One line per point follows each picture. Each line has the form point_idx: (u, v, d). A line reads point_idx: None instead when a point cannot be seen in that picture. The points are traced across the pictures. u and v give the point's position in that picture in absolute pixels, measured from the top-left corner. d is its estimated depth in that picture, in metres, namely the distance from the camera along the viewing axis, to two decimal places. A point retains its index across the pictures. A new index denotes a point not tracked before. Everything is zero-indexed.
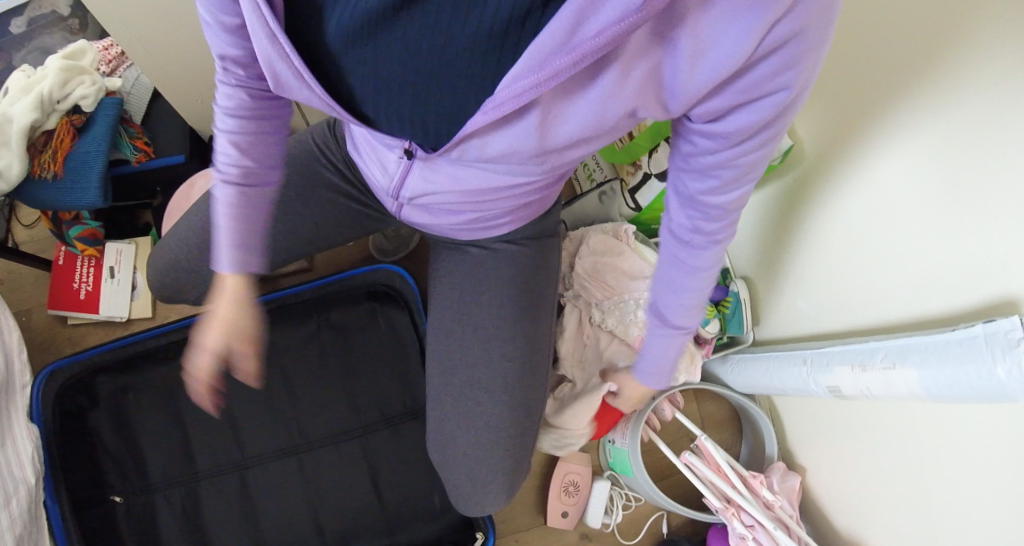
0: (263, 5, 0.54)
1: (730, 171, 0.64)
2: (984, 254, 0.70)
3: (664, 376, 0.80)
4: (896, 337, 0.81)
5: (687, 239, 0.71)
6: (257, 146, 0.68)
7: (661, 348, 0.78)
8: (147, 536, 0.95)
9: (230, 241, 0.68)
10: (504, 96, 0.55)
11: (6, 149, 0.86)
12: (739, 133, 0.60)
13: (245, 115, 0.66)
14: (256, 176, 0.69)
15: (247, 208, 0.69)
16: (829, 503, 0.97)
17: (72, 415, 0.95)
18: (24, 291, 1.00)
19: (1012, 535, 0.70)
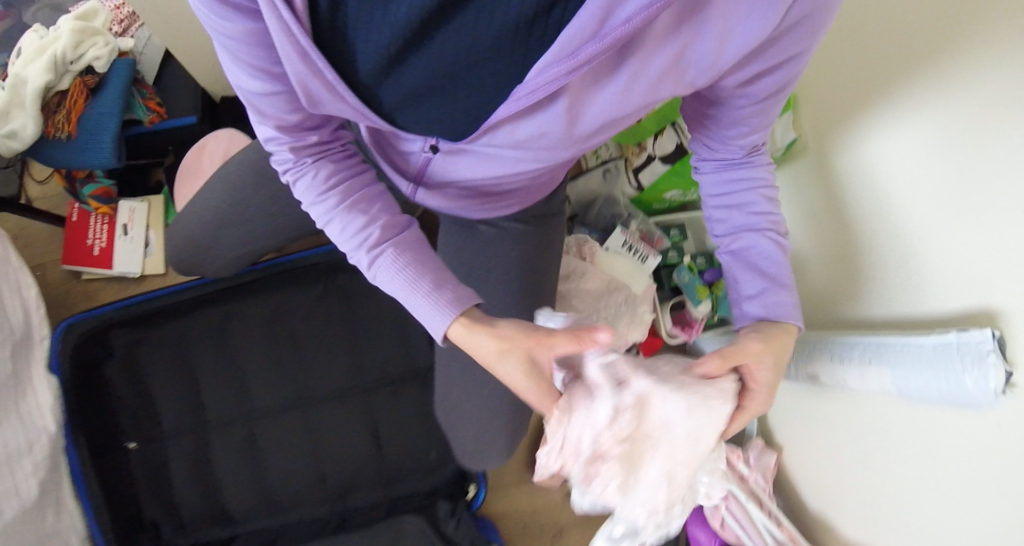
0: (296, 28, 0.59)
1: (763, 118, 0.74)
2: (969, 262, 0.76)
3: (785, 291, 0.73)
4: (875, 335, 0.88)
5: (733, 153, 0.77)
6: (370, 202, 0.73)
7: (770, 266, 0.75)
8: (160, 481, 1.00)
9: (427, 291, 0.67)
10: (536, 83, 0.63)
11: (21, 110, 0.87)
12: (769, 90, 0.70)
13: (338, 185, 0.73)
14: (391, 220, 0.72)
15: (413, 254, 0.70)
16: (802, 478, 1.04)
17: (88, 366, 0.99)
18: (37, 246, 1.02)
19: (977, 520, 0.77)
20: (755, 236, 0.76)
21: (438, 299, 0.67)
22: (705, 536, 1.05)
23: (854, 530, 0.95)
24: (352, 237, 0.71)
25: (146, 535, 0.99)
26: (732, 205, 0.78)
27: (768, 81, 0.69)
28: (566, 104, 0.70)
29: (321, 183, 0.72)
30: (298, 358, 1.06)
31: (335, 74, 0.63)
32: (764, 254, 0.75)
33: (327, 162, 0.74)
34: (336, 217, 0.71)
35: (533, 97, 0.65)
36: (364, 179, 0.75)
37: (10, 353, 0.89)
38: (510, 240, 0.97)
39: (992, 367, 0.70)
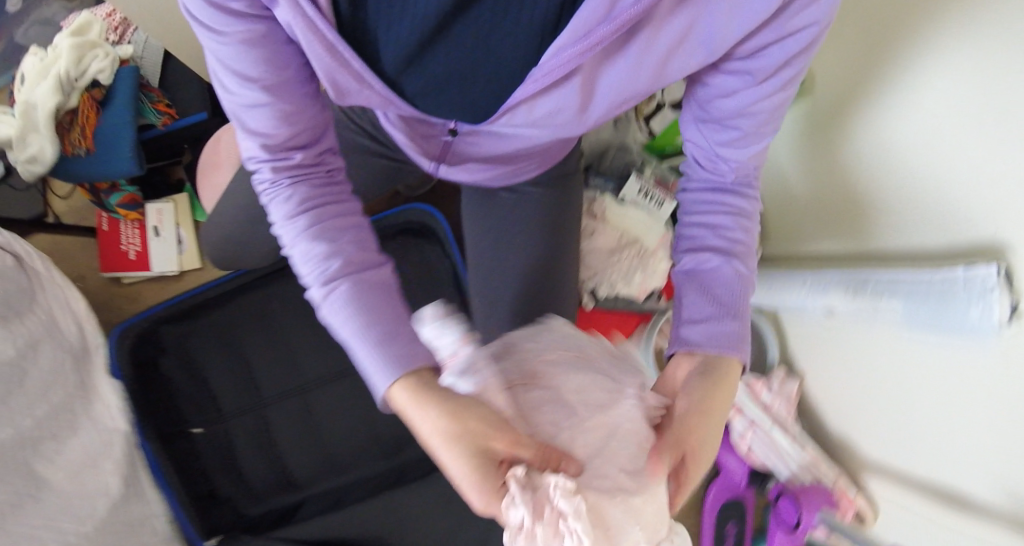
0: (320, 22, 0.61)
1: (756, 121, 0.69)
2: (980, 198, 0.79)
3: (730, 324, 0.66)
4: (883, 268, 0.91)
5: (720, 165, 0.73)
6: (340, 231, 0.67)
7: (724, 292, 0.68)
8: (229, 461, 1.07)
9: (377, 340, 0.61)
10: (552, 64, 0.64)
11: (37, 133, 0.88)
12: (763, 78, 0.67)
13: (308, 211, 0.68)
14: (358, 259, 0.66)
15: (369, 295, 0.64)
16: (824, 401, 1.10)
17: (145, 363, 1.05)
18: (75, 257, 1.06)
19: (988, 427, 0.83)
20: (716, 255, 0.70)
21: (390, 352, 0.60)
22: (736, 464, 1.08)
23: (875, 447, 1.02)
24: (309, 267, 0.65)
25: (223, 509, 1.06)
26: (707, 221, 0.73)
27: (761, 66, 0.66)
28: (581, 84, 0.70)
29: (290, 206, 0.68)
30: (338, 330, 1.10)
31: (361, 63, 0.65)
32: (723, 282, 0.69)
33: (304, 183, 0.70)
34: (297, 242, 0.66)
35: (550, 78, 0.66)
36: (343, 208, 0.70)
37: (74, 370, 0.96)
38: (531, 203, 0.97)
39: (996, 300, 0.75)
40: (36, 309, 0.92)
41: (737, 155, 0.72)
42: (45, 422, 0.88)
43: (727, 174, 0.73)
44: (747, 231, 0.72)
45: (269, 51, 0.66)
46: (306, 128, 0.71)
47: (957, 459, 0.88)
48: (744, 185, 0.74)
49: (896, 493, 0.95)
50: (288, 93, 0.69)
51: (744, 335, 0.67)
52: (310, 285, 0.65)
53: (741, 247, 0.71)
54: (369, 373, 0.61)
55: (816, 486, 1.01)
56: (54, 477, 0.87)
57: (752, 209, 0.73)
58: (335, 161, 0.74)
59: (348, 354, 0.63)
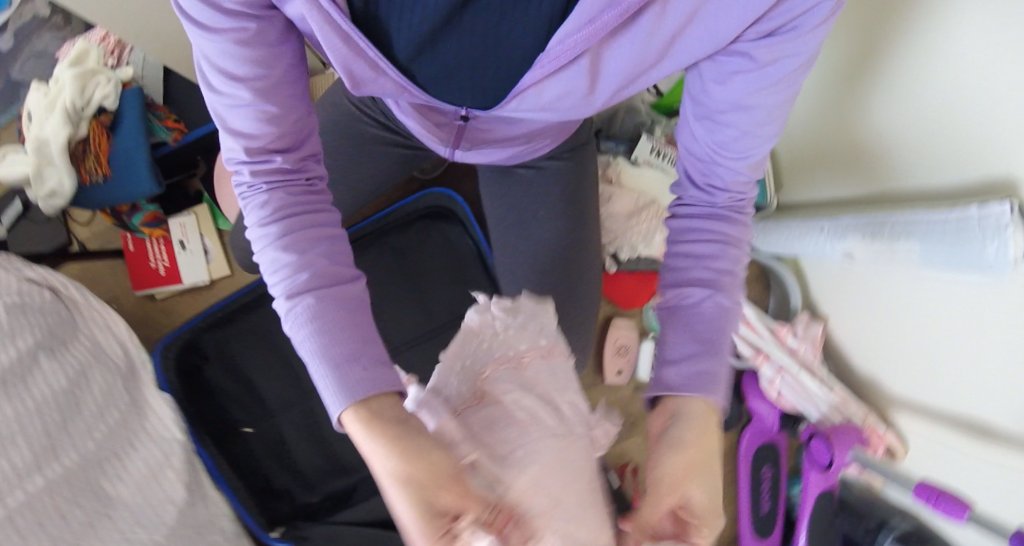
0: (333, 13, 0.60)
1: (756, 115, 0.65)
2: (998, 138, 0.81)
3: (709, 368, 0.64)
4: (900, 210, 0.92)
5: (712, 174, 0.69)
6: (313, 243, 0.63)
7: (705, 330, 0.65)
8: (282, 453, 1.11)
9: (340, 362, 0.58)
10: (559, 49, 0.63)
11: (53, 166, 0.90)
12: (766, 66, 0.63)
13: (281, 220, 0.63)
14: (328, 276, 0.62)
15: (337, 314, 0.60)
16: (848, 343, 1.13)
17: (190, 372, 1.09)
18: (104, 279, 1.08)
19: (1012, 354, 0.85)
20: (701, 288, 0.66)
21: (350, 377, 0.57)
22: (767, 409, 1.11)
23: (901, 386, 1.05)
24: (277, 279, 0.61)
25: (283, 500, 1.11)
26: (694, 245, 0.68)
27: (764, 52, 0.62)
28: (589, 65, 0.66)
29: (260, 214, 0.63)
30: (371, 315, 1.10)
31: (376, 50, 0.64)
32: (704, 320, 0.65)
33: (280, 189, 0.65)
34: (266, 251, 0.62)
35: (559, 62, 0.65)
36: (319, 219, 0.65)
37: (125, 386, 1.00)
38: (550, 178, 0.94)
39: (1010, 237, 0.77)
40: (82, 337, 0.98)
41: (737, 157, 0.68)
42: (105, 442, 0.94)
43: (724, 182, 0.69)
44: (733, 257, 0.68)
45: (264, 51, 0.63)
46: (289, 131, 0.66)
47: (981, 391, 0.91)
48: (737, 193, 0.69)
49: (920, 425, 0.99)
50: (277, 94, 0.65)
51: (722, 378, 0.65)
52: (277, 296, 0.61)
53: (725, 276, 0.67)
54: (325, 395, 0.58)
55: (845, 425, 1.04)
56: (121, 493, 0.92)
57: (740, 234, 0.69)
58: (316, 167, 0.69)
59: (311, 375, 0.59)
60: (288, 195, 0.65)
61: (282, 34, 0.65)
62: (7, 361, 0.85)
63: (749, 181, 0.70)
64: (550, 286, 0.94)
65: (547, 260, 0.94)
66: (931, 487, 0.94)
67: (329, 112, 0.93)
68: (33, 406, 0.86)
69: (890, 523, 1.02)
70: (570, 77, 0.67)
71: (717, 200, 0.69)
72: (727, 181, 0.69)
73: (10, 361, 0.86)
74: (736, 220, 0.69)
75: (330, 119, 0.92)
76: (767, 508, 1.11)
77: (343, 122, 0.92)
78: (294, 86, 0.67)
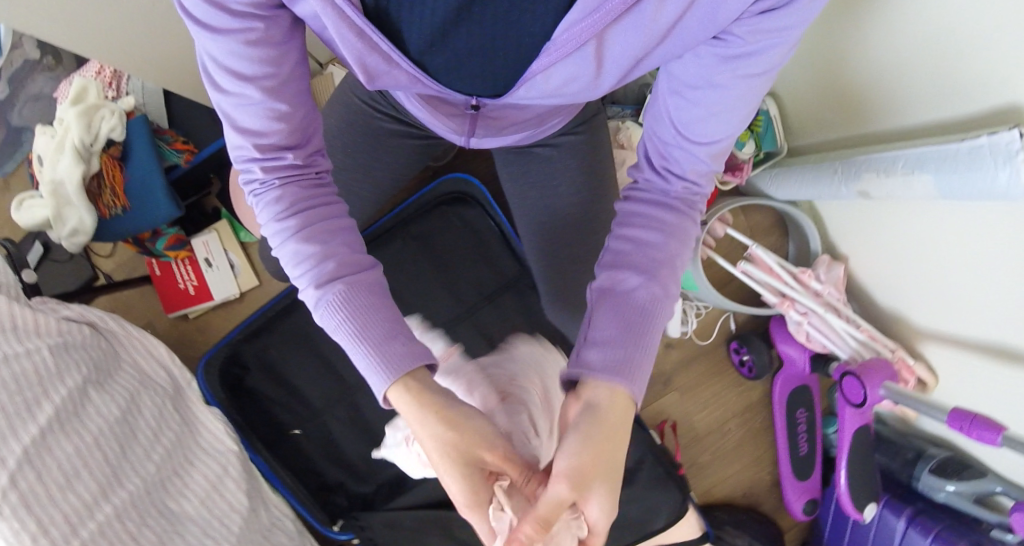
0: (348, 8, 0.60)
1: (724, 104, 0.65)
2: (1002, 65, 0.79)
3: (633, 361, 0.62)
4: (913, 145, 0.92)
5: (672, 154, 0.70)
6: (332, 234, 0.65)
7: (633, 315, 0.64)
8: (332, 449, 1.14)
9: (377, 341, 0.61)
10: (564, 37, 0.62)
11: (73, 205, 0.93)
12: (743, 56, 0.62)
13: (300, 212, 0.65)
14: (351, 264, 0.64)
15: (365, 298, 0.62)
16: (870, 282, 1.15)
17: (234, 385, 1.12)
18: (137, 305, 1.11)
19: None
20: (636, 274, 0.66)
21: (389, 356, 0.60)
22: (797, 353, 1.14)
23: (925, 318, 1.06)
24: (300, 270, 0.63)
25: (339, 493, 1.15)
26: (640, 225, 0.69)
27: (743, 43, 0.62)
28: (596, 52, 0.64)
29: (276, 210, 0.65)
30: (402, 305, 1.11)
31: (390, 44, 0.64)
32: (634, 307, 0.64)
33: (292, 184, 0.66)
34: (286, 244, 0.64)
35: (565, 51, 0.64)
36: (332, 211, 0.67)
37: (174, 406, 1.03)
38: (567, 154, 0.93)
39: (1021, 163, 0.76)
40: (127, 367, 1.01)
41: (703, 141, 0.68)
42: (165, 463, 0.95)
43: (682, 167, 0.70)
44: (674, 247, 0.68)
45: (271, 51, 0.62)
46: (297, 127, 0.67)
47: (1002, 316, 0.91)
48: (689, 179, 0.70)
49: (953, 353, 1.02)
50: (284, 92, 0.65)
51: (644, 373, 0.63)
52: (302, 285, 0.63)
53: (663, 265, 0.67)
54: (365, 372, 0.61)
55: (874, 360, 1.05)
56: (187, 510, 0.94)
57: (686, 226, 0.69)
58: (321, 160, 0.70)
59: (346, 355, 0.62)
60: (300, 191, 0.66)
61: (286, 33, 0.64)
62: (59, 399, 0.86)
63: (705, 171, 0.70)
64: (579, 259, 0.96)
65: (574, 237, 0.95)
66: (965, 412, 0.92)
67: (340, 113, 0.92)
68: (91, 439, 0.87)
69: (927, 452, 1.06)
70: (577, 64, 0.66)
71: (671, 184, 0.70)
72: (685, 167, 0.69)
73: (63, 400, 0.86)
74: (686, 211, 0.70)
75: (342, 120, 0.92)
76: (806, 450, 1.15)
77: (354, 123, 0.92)
78: (299, 82, 0.67)
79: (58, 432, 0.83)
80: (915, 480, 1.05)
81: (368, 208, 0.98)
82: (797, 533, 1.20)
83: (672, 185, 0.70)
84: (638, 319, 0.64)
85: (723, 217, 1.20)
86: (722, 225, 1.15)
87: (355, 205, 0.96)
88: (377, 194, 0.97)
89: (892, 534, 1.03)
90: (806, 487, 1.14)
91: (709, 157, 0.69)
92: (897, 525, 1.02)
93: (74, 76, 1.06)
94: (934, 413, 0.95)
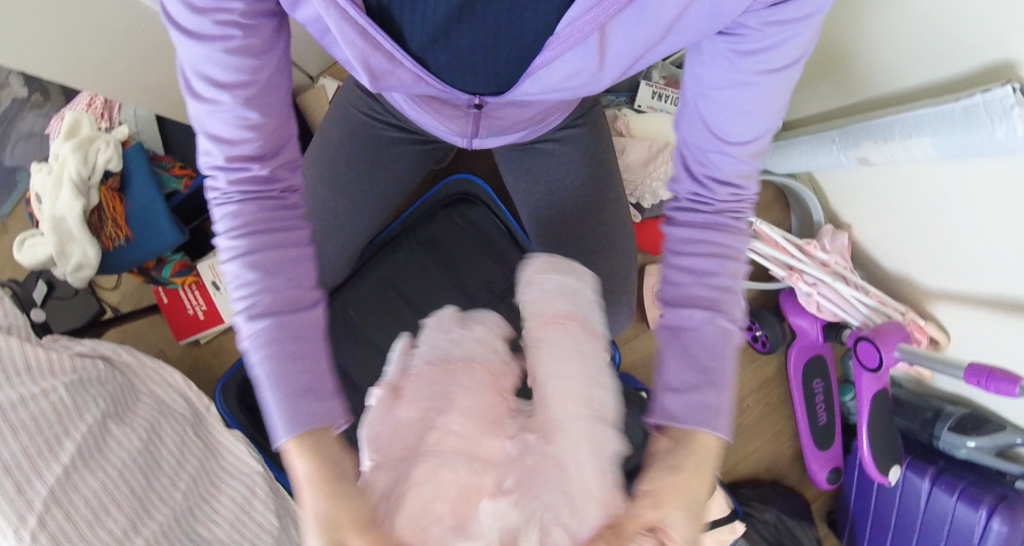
0: (350, 10, 0.60)
1: (754, 103, 0.63)
2: (990, 21, 0.80)
3: (712, 405, 0.59)
4: (909, 109, 0.93)
5: (707, 155, 0.67)
6: (278, 266, 0.62)
7: (703, 356, 0.61)
8: None
9: (289, 393, 0.58)
10: (568, 31, 0.62)
11: (76, 240, 0.93)
12: (766, 50, 0.60)
13: (251, 235, 0.62)
14: (290, 301, 0.61)
15: (292, 344, 0.60)
16: (875, 248, 1.16)
17: (254, 406, 1.11)
18: (147, 335, 1.11)
19: None
20: (699, 309, 0.62)
21: (294, 409, 0.58)
22: (809, 324, 1.15)
23: (931, 279, 1.07)
24: (238, 294, 0.61)
25: None
26: (694, 249, 0.65)
27: (767, 36, 0.60)
28: (599, 44, 0.64)
29: (230, 226, 0.62)
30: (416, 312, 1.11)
31: (393, 43, 0.64)
32: (702, 345, 0.61)
33: (253, 201, 0.63)
34: (231, 264, 0.61)
35: (568, 44, 0.63)
36: (287, 238, 0.63)
37: (195, 431, 1.02)
38: (570, 147, 0.94)
39: (1017, 118, 0.77)
40: (144, 397, 1.00)
41: (738, 138, 0.65)
42: (191, 490, 0.95)
43: (724, 173, 0.66)
44: (733, 271, 0.64)
45: (251, 60, 0.61)
46: (270, 139, 0.64)
47: (1009, 270, 0.92)
48: (732, 188, 0.66)
49: (963, 310, 1.03)
50: (263, 102, 0.63)
51: (726, 409, 0.60)
52: (235, 308, 0.61)
53: (725, 292, 0.63)
54: (270, 416, 0.59)
55: (886, 324, 1.05)
56: (218, 534, 0.94)
57: (739, 242, 0.66)
58: (289, 175, 0.67)
59: (258, 393, 0.60)
60: (260, 211, 0.62)
61: (269, 42, 0.62)
62: (80, 436, 0.85)
63: (746, 176, 0.67)
64: (591, 250, 0.95)
65: (583, 227, 0.95)
66: (982, 368, 0.93)
67: (341, 125, 0.93)
68: (116, 472, 0.87)
69: (945, 411, 1.07)
70: (581, 58, 0.66)
71: (714, 193, 0.66)
72: (726, 174, 0.66)
73: (84, 436, 0.86)
74: (734, 225, 0.66)
75: (343, 132, 0.92)
76: (825, 420, 1.17)
77: (355, 133, 0.92)
78: (279, 91, 0.65)
79: (82, 468, 0.83)
80: (935, 439, 1.07)
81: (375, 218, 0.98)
82: (823, 502, 1.23)
83: (715, 195, 0.67)
84: (709, 361, 0.61)
85: None
86: None
87: (363, 214, 0.95)
88: (382, 203, 0.97)
89: (918, 494, 1.04)
90: (827, 457, 1.16)
91: (747, 158, 0.66)
92: (922, 485, 1.04)
93: (65, 111, 1.05)
94: (953, 370, 0.96)
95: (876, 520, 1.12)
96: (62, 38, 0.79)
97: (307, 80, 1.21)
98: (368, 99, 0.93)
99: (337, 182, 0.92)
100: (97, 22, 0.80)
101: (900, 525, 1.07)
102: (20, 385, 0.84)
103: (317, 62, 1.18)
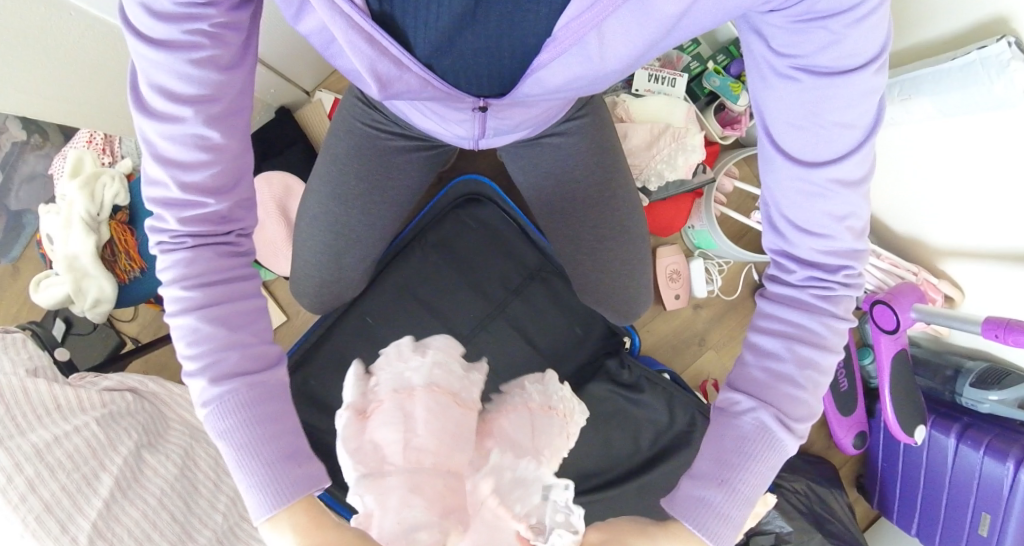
0: (361, 17, 0.62)
1: (819, 112, 0.60)
2: None
3: (713, 502, 0.57)
4: (906, 70, 0.93)
5: (777, 187, 0.63)
6: (249, 320, 0.61)
7: (732, 449, 0.59)
8: None
9: (271, 461, 0.57)
10: (564, 33, 0.63)
11: (90, 278, 0.96)
12: (814, 51, 0.59)
13: (210, 285, 0.60)
14: (253, 359, 0.60)
15: (267, 404, 0.59)
16: (885, 209, 1.18)
17: None
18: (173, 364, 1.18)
19: None
20: (748, 395, 0.60)
21: (277, 478, 0.56)
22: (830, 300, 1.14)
23: (940, 237, 1.08)
24: (196, 351, 0.59)
25: None
26: (766, 327, 0.63)
27: (812, 35, 0.58)
28: (596, 41, 0.64)
29: (182, 273, 0.60)
30: (434, 314, 1.12)
31: (399, 47, 0.66)
32: (735, 436, 0.59)
33: (205, 250, 0.61)
34: (185, 318, 0.59)
35: (563, 46, 0.64)
36: (244, 288, 0.62)
37: None
38: (574, 139, 0.94)
39: (1013, 72, 0.76)
40: (174, 424, 1.02)
41: (813, 161, 0.61)
42: (231, 510, 0.97)
43: (805, 215, 0.61)
44: (807, 362, 0.60)
45: (215, 74, 0.60)
46: (226, 167, 0.62)
47: (1013, 226, 0.91)
48: (823, 239, 0.61)
49: (975, 266, 1.03)
50: (224, 123, 0.62)
51: (734, 517, 0.57)
52: (193, 369, 0.59)
53: (780, 382, 0.60)
54: (254, 487, 0.56)
55: (900, 285, 1.07)
56: None
57: (827, 327, 0.61)
58: (245, 216, 0.65)
59: (234, 467, 0.57)
60: (214, 257, 0.61)
61: (236, 55, 0.62)
62: (117, 469, 0.85)
63: (844, 222, 0.61)
64: (606, 236, 0.98)
65: (595, 216, 0.97)
66: (998, 320, 0.91)
67: (346, 140, 0.92)
68: (155, 501, 0.88)
69: (967, 367, 1.08)
70: (582, 61, 0.67)
71: (800, 243, 0.62)
72: (815, 218, 0.61)
73: (121, 468, 0.86)
74: (817, 303, 0.61)
75: (348, 147, 0.92)
76: (846, 386, 1.17)
77: (360, 144, 0.92)
78: (242, 112, 0.64)
79: (123, 500, 0.84)
80: (958, 396, 1.08)
81: (386, 230, 0.99)
82: (851, 467, 1.27)
83: (803, 245, 0.62)
84: (738, 451, 0.58)
85: (729, 171, 1.24)
86: (729, 179, 1.21)
87: (375, 226, 0.97)
88: (393, 214, 0.98)
89: (945, 451, 1.06)
90: (853, 422, 1.18)
91: (837, 187, 0.60)
92: (948, 443, 1.05)
93: (66, 149, 1.05)
94: (969, 326, 0.95)
95: (905, 482, 1.14)
96: (54, 83, 0.80)
97: (303, 95, 1.21)
98: (368, 109, 0.92)
99: (346, 198, 0.93)
100: (96, 62, 0.82)
101: (929, 485, 1.09)
102: (52, 425, 0.83)
103: (313, 76, 1.19)
